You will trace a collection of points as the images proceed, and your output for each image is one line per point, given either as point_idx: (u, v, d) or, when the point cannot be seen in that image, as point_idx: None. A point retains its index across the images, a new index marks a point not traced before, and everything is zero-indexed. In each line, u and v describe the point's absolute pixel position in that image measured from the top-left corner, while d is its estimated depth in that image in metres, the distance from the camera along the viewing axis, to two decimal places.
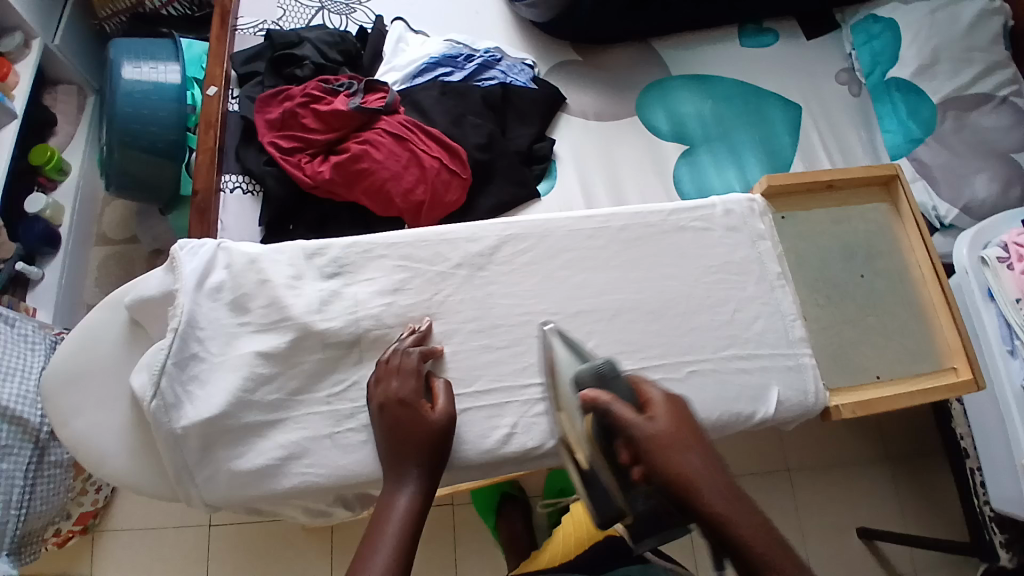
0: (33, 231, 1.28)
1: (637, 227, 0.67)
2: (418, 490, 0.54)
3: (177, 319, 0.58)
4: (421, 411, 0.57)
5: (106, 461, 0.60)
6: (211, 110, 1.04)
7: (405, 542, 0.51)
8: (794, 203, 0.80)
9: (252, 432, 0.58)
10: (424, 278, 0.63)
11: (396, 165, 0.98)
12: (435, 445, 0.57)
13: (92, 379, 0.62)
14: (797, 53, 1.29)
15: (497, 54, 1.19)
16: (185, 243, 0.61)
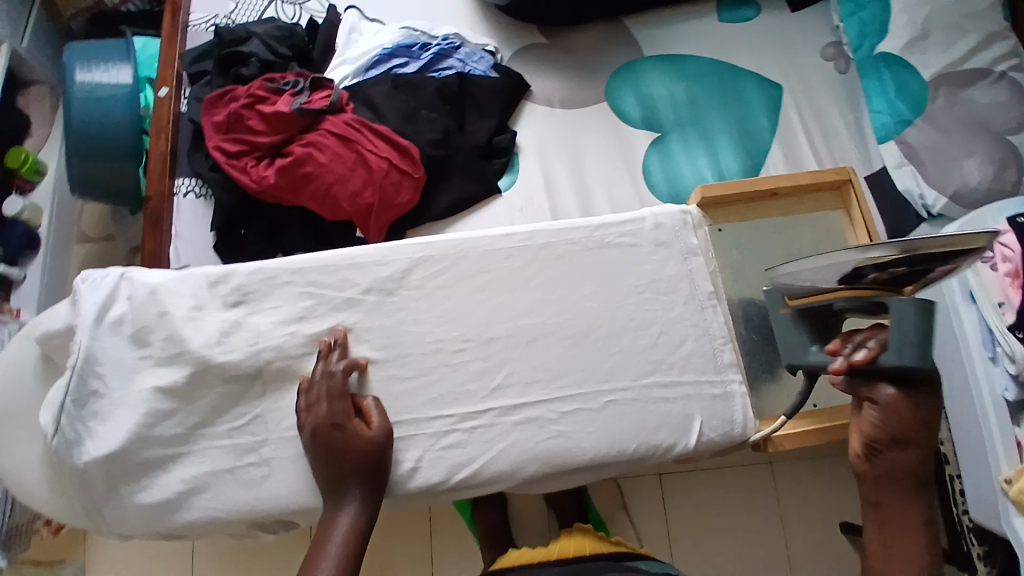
0: (13, 236, 1.31)
1: (558, 245, 0.65)
2: (359, 510, 0.57)
3: (76, 356, 0.59)
4: (354, 434, 0.58)
5: (26, 491, 0.61)
6: (162, 114, 1.02)
7: (353, 557, 0.56)
8: (734, 213, 0.81)
9: (153, 467, 0.59)
10: (330, 308, 0.62)
11: (342, 168, 0.95)
12: (370, 463, 0.58)
13: (11, 414, 0.62)
14: (778, 27, 1.21)
15: (456, 40, 1.14)
16: (88, 275, 0.61)
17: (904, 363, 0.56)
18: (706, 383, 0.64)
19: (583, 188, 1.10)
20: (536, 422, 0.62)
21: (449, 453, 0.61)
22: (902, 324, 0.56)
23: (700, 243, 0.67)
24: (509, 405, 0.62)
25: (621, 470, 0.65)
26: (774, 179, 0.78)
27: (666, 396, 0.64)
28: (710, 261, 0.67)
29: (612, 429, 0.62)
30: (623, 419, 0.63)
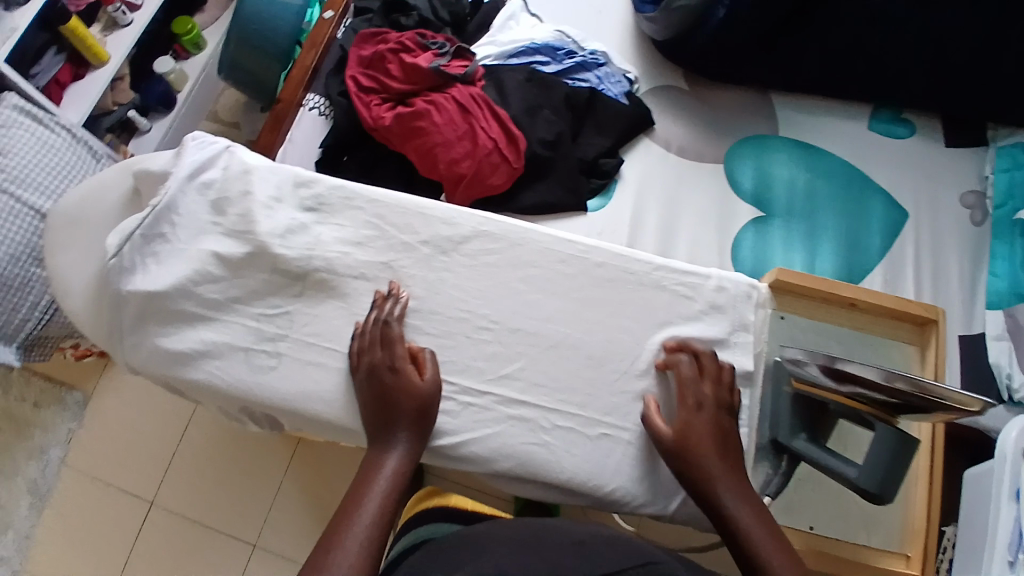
0: (155, 92, 1.45)
1: (609, 268, 0.67)
2: (406, 452, 0.59)
3: (160, 199, 0.64)
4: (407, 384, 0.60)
5: (67, 293, 0.67)
6: (320, 33, 1.13)
7: (391, 500, 0.57)
8: (801, 306, 0.76)
9: (179, 318, 0.64)
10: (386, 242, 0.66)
11: (451, 134, 0.98)
12: (419, 410, 0.60)
13: (86, 224, 0.68)
14: (923, 155, 1.16)
15: (602, 57, 1.15)
16: (199, 136, 0.66)
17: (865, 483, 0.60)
18: None
19: (668, 237, 1.08)
20: (528, 422, 0.64)
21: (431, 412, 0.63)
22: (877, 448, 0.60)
23: (755, 320, 0.68)
24: (510, 397, 0.64)
25: (591, 503, 0.65)
26: (860, 291, 0.71)
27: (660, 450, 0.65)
28: (757, 342, 0.67)
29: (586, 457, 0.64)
30: (605, 452, 0.64)
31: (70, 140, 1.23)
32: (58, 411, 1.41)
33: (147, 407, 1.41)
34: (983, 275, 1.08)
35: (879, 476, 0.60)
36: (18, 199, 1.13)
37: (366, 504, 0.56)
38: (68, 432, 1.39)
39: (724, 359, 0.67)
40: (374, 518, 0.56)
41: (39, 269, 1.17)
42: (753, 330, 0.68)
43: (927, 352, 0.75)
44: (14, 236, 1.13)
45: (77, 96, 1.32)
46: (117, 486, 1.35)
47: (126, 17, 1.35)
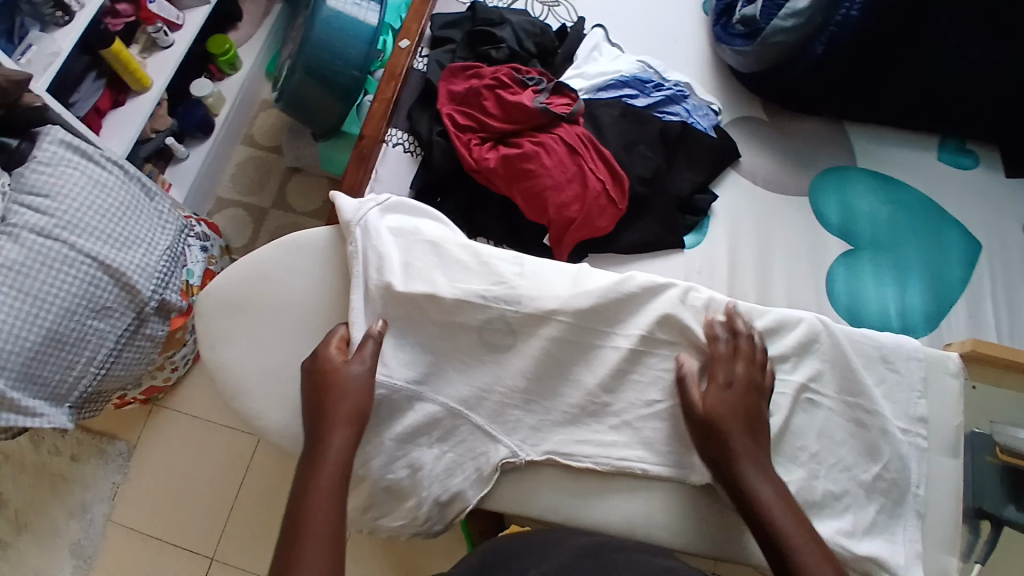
0: (193, 116, 1.35)
1: (806, 338, 0.73)
2: (346, 442, 0.64)
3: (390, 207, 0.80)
4: (333, 402, 0.66)
5: (238, 391, 0.73)
6: (398, 64, 1.06)
7: (336, 485, 0.61)
8: (991, 376, 0.77)
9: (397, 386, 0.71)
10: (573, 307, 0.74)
11: (561, 176, 0.95)
12: (353, 400, 0.66)
13: (250, 313, 0.76)
14: (991, 186, 1.18)
15: (686, 89, 1.14)
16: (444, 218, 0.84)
17: None
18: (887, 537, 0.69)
19: (763, 273, 1.08)
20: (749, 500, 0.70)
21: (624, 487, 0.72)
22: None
23: (958, 389, 0.73)
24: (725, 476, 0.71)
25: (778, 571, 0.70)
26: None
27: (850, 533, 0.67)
28: (958, 416, 0.72)
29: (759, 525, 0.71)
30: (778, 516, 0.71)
31: (123, 177, 1.06)
32: (100, 464, 1.28)
33: (197, 456, 1.30)
34: None
35: None
36: (73, 247, 0.96)
37: (314, 507, 0.58)
38: (112, 486, 1.28)
39: (900, 417, 0.71)
40: (324, 524, 0.57)
41: (97, 323, 1.01)
42: (949, 406, 0.72)
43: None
44: (70, 290, 0.96)
45: (117, 125, 1.19)
46: (172, 542, 1.25)
47: (167, 38, 1.24)
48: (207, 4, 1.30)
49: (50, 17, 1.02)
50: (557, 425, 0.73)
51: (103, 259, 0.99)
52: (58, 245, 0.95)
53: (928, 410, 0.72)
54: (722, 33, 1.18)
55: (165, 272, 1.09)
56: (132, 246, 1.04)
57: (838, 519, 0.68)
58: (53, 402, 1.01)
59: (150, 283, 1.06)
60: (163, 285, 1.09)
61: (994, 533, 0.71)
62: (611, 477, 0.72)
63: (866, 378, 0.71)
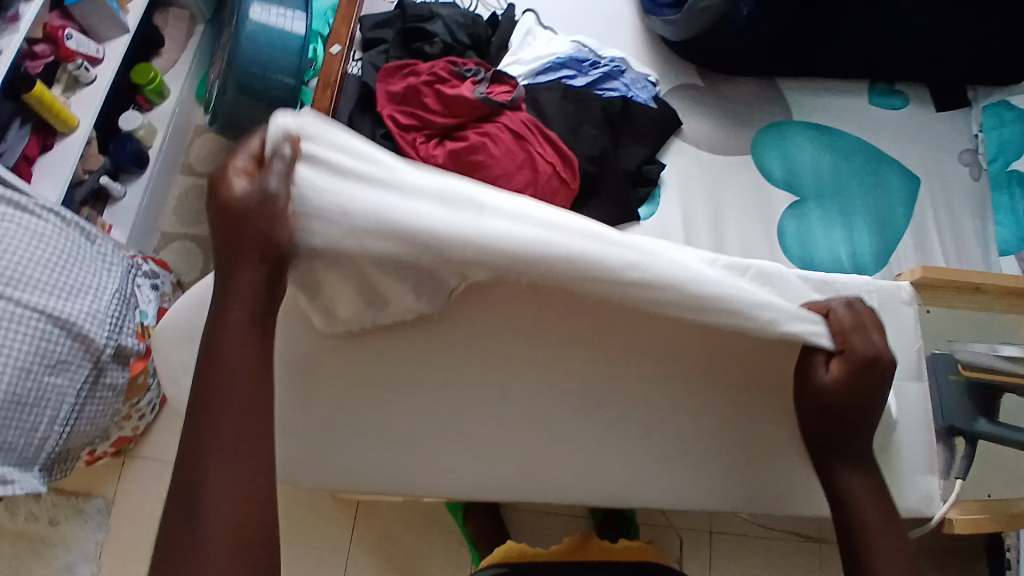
0: (125, 150, 1.30)
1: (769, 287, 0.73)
2: (250, 286, 0.47)
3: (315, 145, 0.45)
4: (237, 236, 0.46)
5: None
6: (332, 71, 1.04)
7: (244, 386, 0.47)
8: (941, 298, 0.77)
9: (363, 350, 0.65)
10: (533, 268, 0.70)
11: (510, 164, 0.95)
12: (261, 240, 0.46)
13: (204, 344, 0.73)
14: (921, 124, 1.23)
15: (623, 64, 1.15)
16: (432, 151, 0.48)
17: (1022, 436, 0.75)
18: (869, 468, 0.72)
19: (719, 234, 1.10)
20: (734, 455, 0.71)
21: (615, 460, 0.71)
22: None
23: (912, 316, 0.74)
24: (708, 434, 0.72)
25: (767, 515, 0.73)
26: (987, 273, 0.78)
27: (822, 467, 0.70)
28: (916, 342, 0.74)
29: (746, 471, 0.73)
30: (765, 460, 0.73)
31: (61, 224, 1.02)
32: (79, 524, 1.23)
33: None
34: (991, 228, 1.17)
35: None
36: (19, 303, 0.92)
37: (217, 425, 0.47)
38: (95, 544, 1.23)
39: None
40: (225, 454, 0.46)
41: (54, 379, 0.96)
42: (907, 334, 0.74)
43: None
44: (22, 347, 0.92)
45: (49, 169, 1.14)
46: None
47: (89, 74, 1.19)
48: (126, 33, 1.25)
49: None
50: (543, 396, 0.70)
51: (52, 311, 0.95)
52: (3, 304, 0.91)
53: (893, 339, 0.73)
54: (651, 4, 1.19)
55: (118, 315, 1.05)
56: (80, 293, 1.00)
57: None
58: (19, 466, 0.96)
59: (105, 329, 1.02)
60: (119, 329, 1.05)
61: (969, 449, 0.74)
62: (602, 453, 0.71)
63: (836, 313, 0.72)
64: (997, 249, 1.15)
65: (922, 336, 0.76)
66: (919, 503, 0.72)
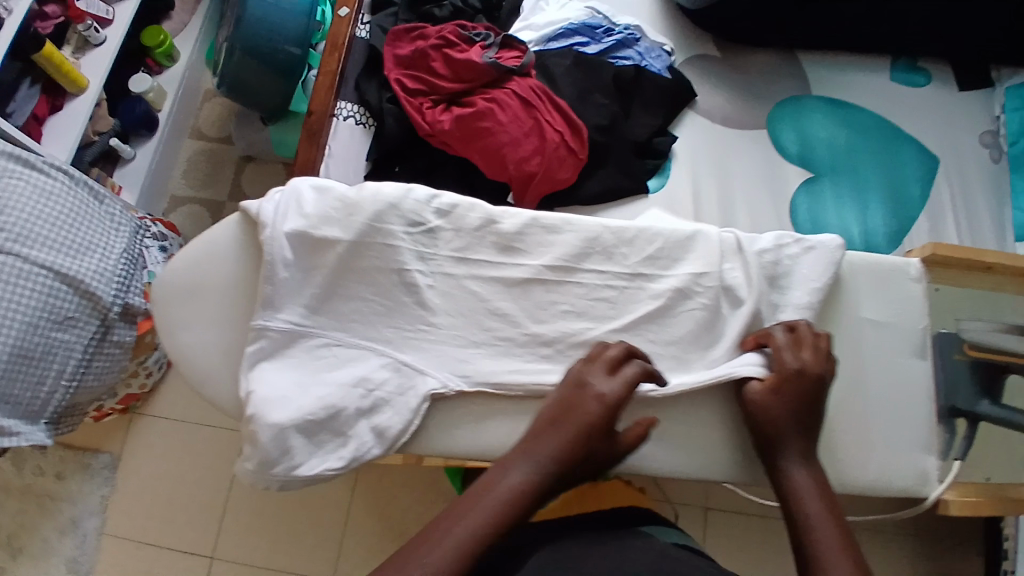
0: (134, 114, 1.29)
1: (775, 264, 0.62)
2: (529, 472, 0.51)
3: (271, 229, 0.55)
4: (561, 434, 0.52)
5: (207, 380, 0.57)
6: (340, 34, 1.02)
7: (503, 518, 0.49)
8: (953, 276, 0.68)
9: (314, 364, 0.55)
10: (561, 265, 0.59)
11: (517, 131, 0.93)
12: (595, 434, 0.52)
13: (203, 294, 0.58)
14: (944, 102, 1.20)
15: (637, 32, 1.12)
16: (358, 200, 0.57)
17: None
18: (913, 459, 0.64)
19: (729, 211, 1.08)
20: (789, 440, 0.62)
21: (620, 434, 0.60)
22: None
23: (922, 295, 0.66)
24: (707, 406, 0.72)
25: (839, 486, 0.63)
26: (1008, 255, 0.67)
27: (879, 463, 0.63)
28: (922, 319, 0.65)
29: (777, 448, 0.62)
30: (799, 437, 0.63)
31: (70, 183, 1.03)
32: (86, 479, 1.28)
33: (185, 460, 1.30)
34: (1009, 211, 1.14)
35: None
36: (28, 260, 0.93)
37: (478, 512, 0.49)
38: (100, 499, 1.28)
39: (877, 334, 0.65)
40: (467, 537, 0.47)
41: (62, 335, 0.98)
42: (915, 310, 0.65)
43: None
44: (28, 303, 0.93)
45: (58, 131, 1.14)
46: (168, 547, 1.26)
47: (99, 35, 1.18)
48: None
49: None
50: (534, 376, 0.57)
51: (60, 268, 0.96)
52: (10, 261, 0.92)
53: (899, 319, 0.65)
54: None
55: (127, 274, 1.06)
56: (90, 251, 1.01)
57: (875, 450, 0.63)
58: (27, 420, 0.99)
59: (111, 288, 1.03)
60: (126, 288, 1.06)
61: (970, 430, 0.66)
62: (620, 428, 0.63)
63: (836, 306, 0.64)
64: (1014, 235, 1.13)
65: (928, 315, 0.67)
66: (914, 481, 0.63)
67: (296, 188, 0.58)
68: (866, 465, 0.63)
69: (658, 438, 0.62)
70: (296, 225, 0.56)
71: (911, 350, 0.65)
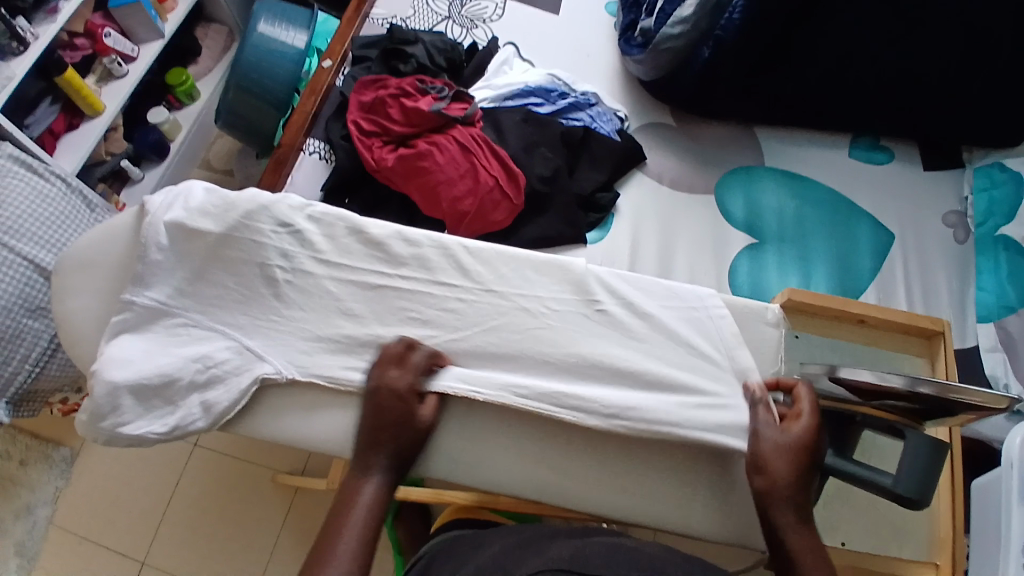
0: (147, 140, 1.45)
1: (614, 292, 0.72)
2: (383, 480, 0.61)
3: (151, 218, 0.71)
4: (388, 434, 0.63)
5: (80, 339, 0.71)
6: (320, 80, 1.16)
7: (374, 521, 0.58)
8: (815, 325, 0.80)
9: (171, 338, 0.68)
10: (415, 280, 0.72)
11: (453, 172, 1.01)
12: (409, 430, 0.64)
13: (91, 270, 0.73)
14: (902, 181, 1.20)
15: (592, 97, 1.19)
16: (226, 204, 0.72)
17: (903, 488, 0.59)
18: (732, 500, 0.68)
19: (667, 268, 1.10)
20: (612, 466, 0.68)
21: (495, 450, 0.68)
22: (912, 455, 0.59)
23: (778, 339, 0.73)
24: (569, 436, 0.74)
25: (661, 521, 0.67)
26: (867, 307, 0.77)
27: (694, 498, 0.67)
28: (775, 363, 0.73)
29: (674, 494, 0.67)
30: (693, 484, 0.68)
31: (66, 190, 1.16)
32: (44, 469, 1.32)
33: (139, 463, 1.33)
34: (971, 291, 1.11)
35: (889, 478, 0.60)
36: (13, 251, 1.05)
37: (349, 524, 0.57)
38: (55, 490, 1.31)
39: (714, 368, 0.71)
40: (353, 550, 0.55)
41: (33, 323, 1.08)
42: (766, 351, 0.73)
43: (937, 363, 0.78)
44: (7, 289, 1.04)
45: (72, 145, 1.30)
46: (106, 545, 1.28)
47: (121, 68, 1.35)
48: (162, 38, 1.42)
49: (8, 48, 1.12)
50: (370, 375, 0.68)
51: (39, 262, 1.08)
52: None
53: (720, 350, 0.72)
54: (625, 44, 1.24)
55: None
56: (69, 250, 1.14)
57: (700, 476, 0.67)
58: None
59: None
60: None
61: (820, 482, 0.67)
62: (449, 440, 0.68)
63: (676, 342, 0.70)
64: (975, 315, 1.09)
65: (785, 358, 0.75)
66: (741, 529, 0.67)
67: (188, 188, 0.73)
68: (693, 511, 0.67)
69: (478, 450, 0.68)
70: (173, 217, 0.71)
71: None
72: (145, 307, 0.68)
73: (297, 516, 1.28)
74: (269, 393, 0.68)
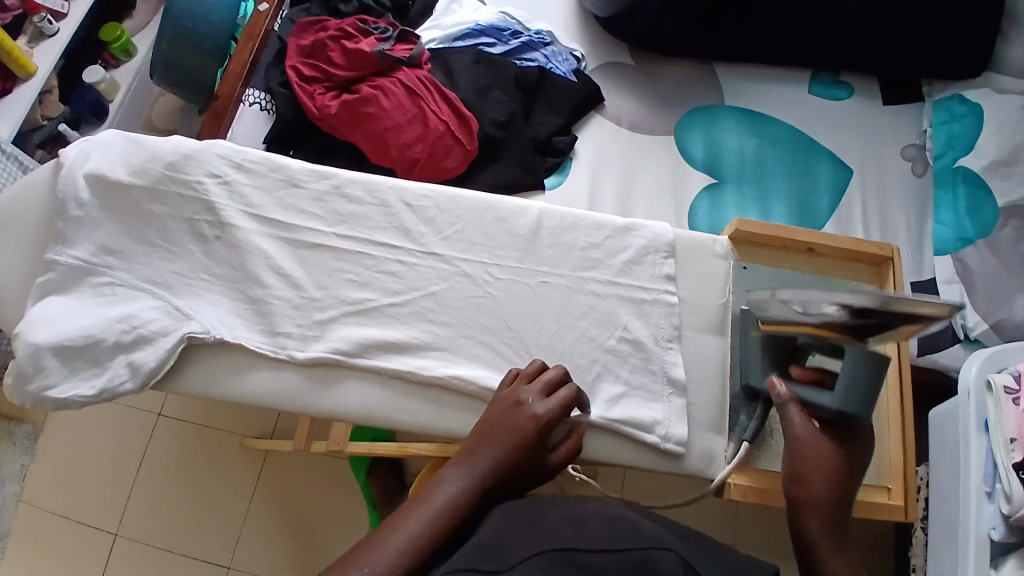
0: (84, 100, 1.36)
1: (558, 233, 0.72)
2: (467, 481, 0.53)
3: (66, 169, 0.67)
4: (498, 440, 0.57)
5: (1, 304, 0.67)
6: (257, 26, 1.09)
7: (444, 524, 0.50)
8: (762, 256, 0.78)
9: (99, 298, 0.65)
10: (353, 239, 0.70)
11: (401, 118, 0.97)
12: (520, 439, 0.58)
13: (7, 230, 0.68)
14: (863, 116, 1.19)
15: (547, 36, 1.14)
16: (149, 153, 0.69)
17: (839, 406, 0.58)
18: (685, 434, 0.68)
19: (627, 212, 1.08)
20: None
21: (447, 405, 0.66)
22: (850, 373, 0.58)
23: (725, 270, 0.74)
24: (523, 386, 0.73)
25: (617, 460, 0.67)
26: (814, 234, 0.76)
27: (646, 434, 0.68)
28: (723, 296, 0.73)
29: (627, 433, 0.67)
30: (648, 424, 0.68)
31: None
32: (6, 447, 1.29)
33: (103, 437, 1.31)
34: (930, 225, 1.11)
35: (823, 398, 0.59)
36: None
37: (416, 516, 0.50)
38: (20, 468, 1.28)
39: (658, 301, 0.71)
40: (409, 543, 0.48)
41: None
42: (713, 285, 0.73)
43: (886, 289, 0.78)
44: None
45: (2, 109, 1.21)
46: (77, 519, 1.26)
47: (52, 26, 1.26)
48: None
49: None
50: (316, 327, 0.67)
51: None
52: None
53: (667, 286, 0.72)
54: None
55: None
56: None
57: (650, 410, 0.68)
58: None
59: None
60: None
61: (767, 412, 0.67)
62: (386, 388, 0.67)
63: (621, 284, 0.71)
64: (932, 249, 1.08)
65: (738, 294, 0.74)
66: (698, 460, 0.68)
67: (106, 139, 0.70)
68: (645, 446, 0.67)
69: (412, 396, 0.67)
70: (92, 168, 0.67)
71: (707, 326, 0.72)
72: (69, 267, 0.64)
73: (269, 479, 1.27)
74: (202, 350, 0.66)
